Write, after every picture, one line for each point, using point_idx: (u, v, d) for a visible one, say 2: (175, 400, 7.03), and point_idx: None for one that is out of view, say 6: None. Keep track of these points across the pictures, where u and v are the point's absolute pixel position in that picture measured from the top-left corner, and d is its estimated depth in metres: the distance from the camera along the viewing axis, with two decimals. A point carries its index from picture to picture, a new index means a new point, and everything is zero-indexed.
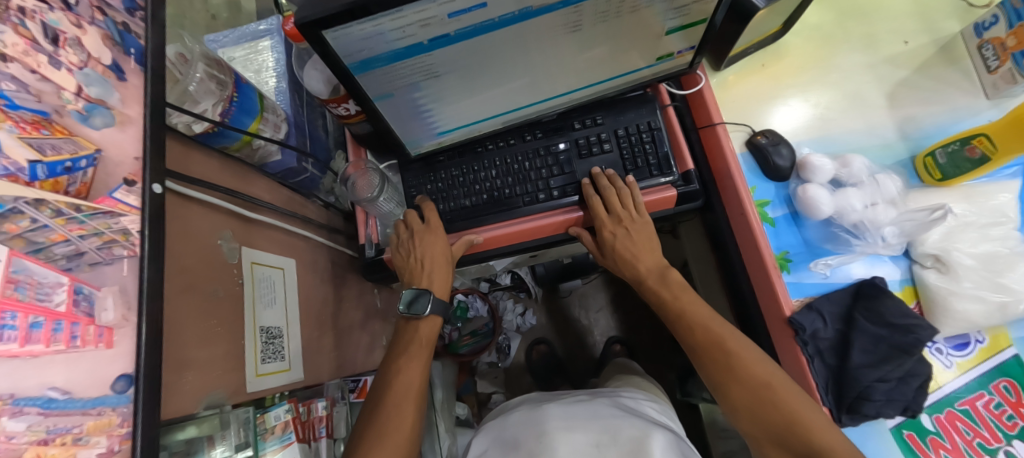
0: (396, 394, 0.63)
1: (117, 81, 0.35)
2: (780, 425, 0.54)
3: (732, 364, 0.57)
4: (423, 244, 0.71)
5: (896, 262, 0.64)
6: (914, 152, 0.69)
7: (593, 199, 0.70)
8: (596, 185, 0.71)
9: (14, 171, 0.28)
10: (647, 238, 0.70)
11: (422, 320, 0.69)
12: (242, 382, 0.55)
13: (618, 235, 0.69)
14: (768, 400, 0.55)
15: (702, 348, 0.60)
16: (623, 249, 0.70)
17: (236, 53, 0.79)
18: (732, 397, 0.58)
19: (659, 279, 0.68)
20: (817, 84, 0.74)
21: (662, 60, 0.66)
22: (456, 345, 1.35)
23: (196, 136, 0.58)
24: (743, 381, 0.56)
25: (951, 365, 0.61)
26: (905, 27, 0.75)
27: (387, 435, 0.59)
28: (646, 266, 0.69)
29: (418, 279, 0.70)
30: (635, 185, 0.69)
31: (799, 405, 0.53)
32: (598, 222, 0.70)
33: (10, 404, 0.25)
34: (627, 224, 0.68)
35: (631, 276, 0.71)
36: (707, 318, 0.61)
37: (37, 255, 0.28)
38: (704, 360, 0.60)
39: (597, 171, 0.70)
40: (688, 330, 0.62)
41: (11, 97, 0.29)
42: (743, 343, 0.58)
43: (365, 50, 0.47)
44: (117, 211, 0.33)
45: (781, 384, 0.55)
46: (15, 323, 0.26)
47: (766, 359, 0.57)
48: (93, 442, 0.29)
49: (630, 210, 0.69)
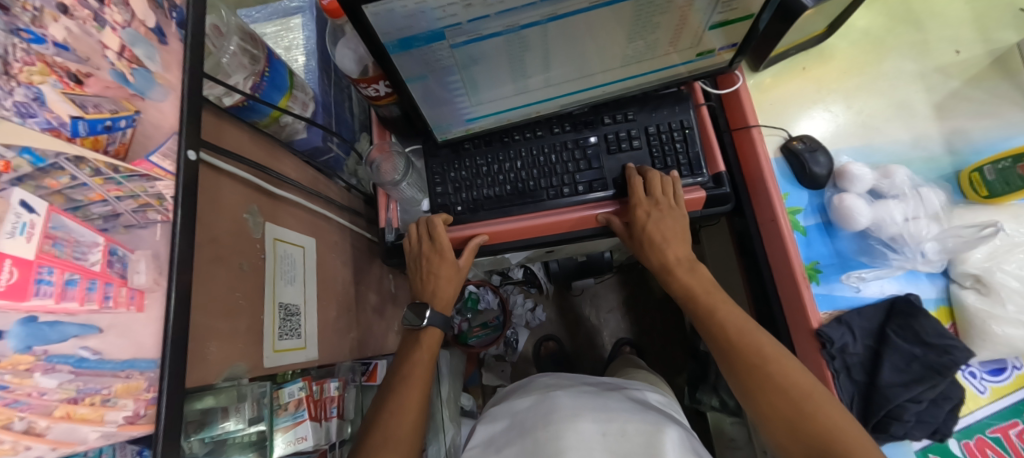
0: (403, 379, 0.67)
1: (159, 45, 0.35)
2: (818, 441, 0.51)
3: (772, 372, 0.56)
4: (428, 255, 0.72)
5: (933, 280, 0.62)
6: (960, 167, 0.66)
7: (635, 179, 0.67)
8: (639, 171, 0.69)
9: (56, 126, 0.28)
10: (681, 229, 0.68)
11: (422, 331, 0.72)
12: (261, 357, 0.55)
13: (653, 216, 0.66)
14: (809, 412, 0.53)
15: (733, 350, 0.59)
16: (654, 232, 0.67)
17: (268, 29, 0.79)
18: (767, 405, 0.56)
19: (688, 270, 0.67)
20: (860, 91, 0.71)
21: (702, 57, 0.64)
22: (466, 336, 1.37)
23: (227, 108, 0.58)
24: (783, 389, 0.55)
25: (986, 391, 0.59)
26: (959, 36, 0.71)
27: (390, 426, 0.62)
28: (674, 255, 0.68)
29: (424, 293, 0.74)
30: (679, 179, 0.68)
31: (842, 420, 0.51)
32: (634, 201, 0.67)
33: (43, 360, 0.25)
34: (664, 209, 0.66)
35: (654, 260, 0.69)
36: (742, 321, 0.60)
37: (75, 213, 0.28)
38: (738, 363, 0.58)
39: (631, 167, 0.69)
40: (722, 331, 0.60)
41: (38, 32, 0.27)
42: (780, 350, 0.57)
43: (406, 28, 0.46)
44: (153, 175, 0.32)
45: (822, 397, 0.53)
46: (52, 278, 0.26)
47: (804, 369, 0.56)
48: (121, 404, 0.28)
49: (668, 196, 0.67)
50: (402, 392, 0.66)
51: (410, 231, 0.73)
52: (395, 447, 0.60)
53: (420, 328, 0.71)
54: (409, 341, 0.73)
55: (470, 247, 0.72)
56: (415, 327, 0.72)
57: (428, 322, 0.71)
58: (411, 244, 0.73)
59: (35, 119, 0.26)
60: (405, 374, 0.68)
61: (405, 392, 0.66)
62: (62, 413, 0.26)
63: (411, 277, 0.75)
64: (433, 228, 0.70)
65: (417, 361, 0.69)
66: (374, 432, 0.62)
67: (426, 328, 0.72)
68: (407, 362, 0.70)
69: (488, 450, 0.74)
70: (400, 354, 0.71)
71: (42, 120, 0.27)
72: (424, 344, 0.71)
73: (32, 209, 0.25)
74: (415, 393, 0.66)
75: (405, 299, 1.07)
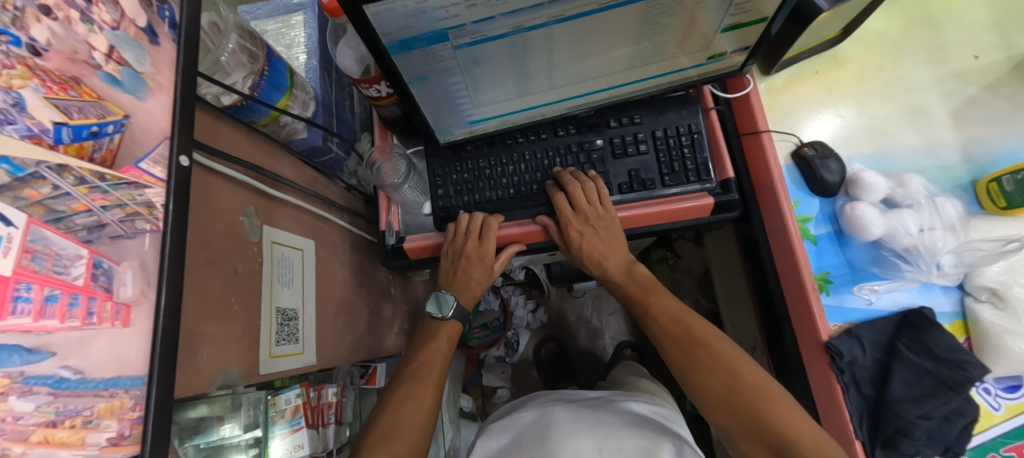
0: (423, 358, 0.70)
1: (150, 45, 0.34)
2: (750, 413, 0.55)
3: (701, 354, 0.60)
4: (472, 254, 0.70)
5: (947, 293, 0.60)
6: (976, 176, 0.64)
7: (559, 197, 0.68)
8: (561, 182, 0.69)
9: (37, 133, 0.26)
10: (614, 238, 0.71)
11: (445, 321, 0.74)
12: (256, 363, 0.54)
13: (585, 233, 0.69)
14: (736, 386, 0.57)
15: (671, 340, 0.64)
16: (590, 247, 0.71)
17: (269, 26, 0.78)
18: (702, 388, 0.59)
19: (626, 274, 0.72)
20: (874, 96, 0.69)
21: (712, 60, 0.63)
22: (467, 337, 1.32)
23: (225, 108, 0.56)
24: (712, 369, 0.59)
25: (1000, 408, 0.57)
26: (978, 41, 0.69)
27: (403, 412, 0.63)
28: (614, 264, 0.72)
29: (452, 283, 0.74)
30: (600, 180, 0.69)
31: (766, 388, 0.56)
32: (564, 220, 0.68)
33: (19, 383, 0.24)
34: (591, 222, 0.68)
35: (597, 272, 0.74)
36: (673, 308, 0.65)
37: (57, 224, 0.26)
38: (674, 351, 0.63)
39: (558, 171, 0.70)
40: (658, 324, 0.66)
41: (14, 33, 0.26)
42: (709, 330, 0.62)
43: (407, 28, 0.45)
44: (141, 182, 0.31)
45: (746, 369, 0.58)
46: (29, 295, 0.24)
47: (732, 347, 0.60)
48: (103, 425, 0.27)
49: (594, 205, 0.68)
50: (421, 369, 0.69)
51: (460, 224, 0.70)
52: (408, 431, 0.62)
53: (445, 318, 0.74)
54: (426, 329, 0.75)
55: (506, 253, 0.73)
56: (439, 316, 0.74)
57: (451, 315, 0.74)
58: (454, 235, 0.71)
59: (14, 126, 0.25)
60: (420, 362, 0.70)
61: (421, 374, 0.68)
62: (39, 438, 0.24)
63: (444, 268, 0.74)
64: (488, 228, 0.69)
65: (438, 348, 0.71)
66: (385, 415, 0.63)
67: (449, 319, 0.74)
68: (425, 350, 0.72)
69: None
70: (418, 341, 0.73)
71: (22, 126, 0.25)
72: (444, 332, 0.73)
73: (8, 222, 0.24)
74: (431, 376, 0.68)
75: (405, 300, 1.05)
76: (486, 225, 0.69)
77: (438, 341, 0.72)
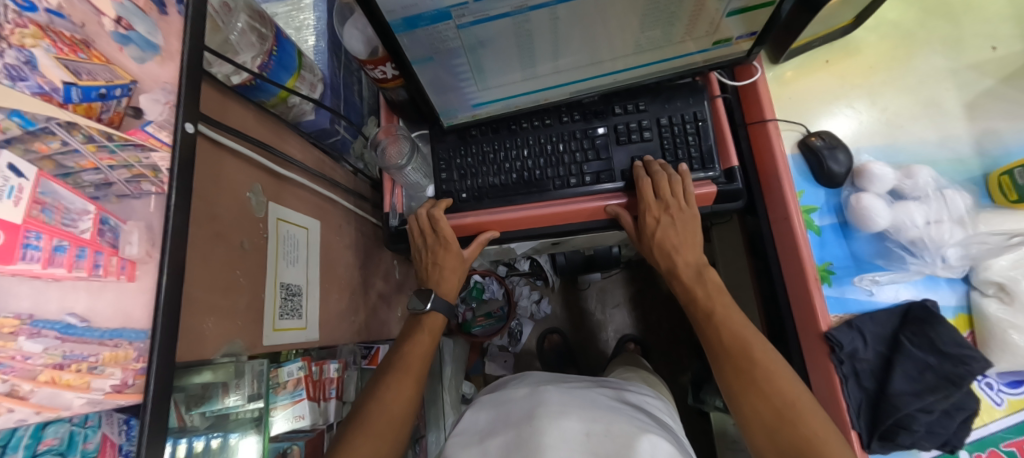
0: (400, 355, 0.70)
1: (158, 15, 0.36)
2: (794, 446, 0.54)
3: (758, 377, 0.58)
4: (434, 245, 0.73)
5: (953, 287, 0.60)
6: (988, 170, 0.63)
7: (644, 182, 0.66)
8: (647, 169, 0.67)
9: (48, 91, 0.29)
10: (691, 231, 0.68)
11: (424, 314, 0.73)
12: (260, 334, 0.55)
13: (662, 222, 0.67)
14: (790, 420, 0.55)
15: (726, 354, 0.61)
16: (663, 237, 0.68)
17: (280, 9, 0.79)
18: (749, 409, 0.58)
19: (695, 276, 0.68)
20: (887, 87, 0.68)
21: (718, 45, 0.62)
22: (468, 325, 1.33)
23: (235, 87, 0.58)
24: (766, 395, 0.57)
25: (1002, 403, 0.57)
26: (997, 32, 0.68)
27: (386, 399, 0.64)
28: (684, 260, 0.69)
29: (430, 277, 0.75)
30: (689, 175, 0.66)
31: (822, 429, 0.54)
32: (644, 205, 0.66)
33: (28, 325, 0.27)
34: (673, 213, 0.66)
35: (663, 266, 0.71)
36: (741, 325, 0.62)
37: (65, 179, 0.29)
38: (728, 368, 0.61)
39: (648, 158, 0.68)
40: (716, 334, 0.63)
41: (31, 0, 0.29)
42: (771, 355, 0.59)
43: (411, 6, 0.45)
44: (148, 145, 0.34)
45: (806, 405, 0.55)
46: (39, 243, 0.27)
47: (793, 378, 0.58)
48: (108, 372, 0.30)
49: (678, 198, 0.66)
50: (405, 360, 0.69)
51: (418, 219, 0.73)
52: (385, 423, 0.62)
53: (422, 311, 0.72)
54: (409, 325, 0.75)
55: (478, 240, 0.74)
56: (417, 310, 0.73)
57: (431, 307, 0.73)
58: (414, 237, 0.74)
59: (25, 83, 0.28)
60: (405, 351, 0.70)
61: (405, 363, 0.69)
62: (47, 378, 0.27)
63: (419, 263, 0.76)
64: (434, 221, 0.70)
65: (420, 342, 0.71)
66: (368, 403, 0.64)
67: (428, 312, 0.73)
68: (409, 342, 0.71)
69: (471, 442, 0.72)
70: (402, 335, 0.73)
71: (33, 84, 0.28)
72: (425, 326, 0.73)
73: (20, 173, 0.26)
74: (413, 368, 0.68)
75: (410, 286, 1.06)
76: (433, 218, 0.71)
77: (423, 332, 0.72)
